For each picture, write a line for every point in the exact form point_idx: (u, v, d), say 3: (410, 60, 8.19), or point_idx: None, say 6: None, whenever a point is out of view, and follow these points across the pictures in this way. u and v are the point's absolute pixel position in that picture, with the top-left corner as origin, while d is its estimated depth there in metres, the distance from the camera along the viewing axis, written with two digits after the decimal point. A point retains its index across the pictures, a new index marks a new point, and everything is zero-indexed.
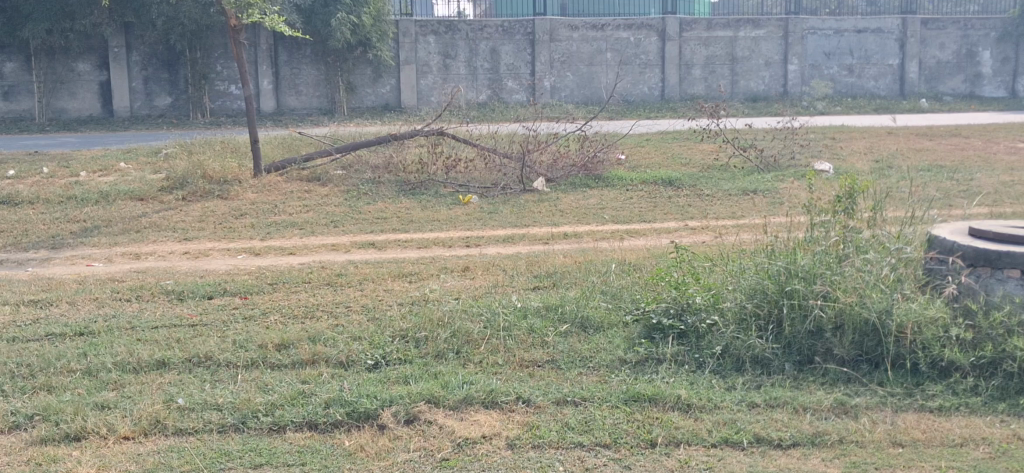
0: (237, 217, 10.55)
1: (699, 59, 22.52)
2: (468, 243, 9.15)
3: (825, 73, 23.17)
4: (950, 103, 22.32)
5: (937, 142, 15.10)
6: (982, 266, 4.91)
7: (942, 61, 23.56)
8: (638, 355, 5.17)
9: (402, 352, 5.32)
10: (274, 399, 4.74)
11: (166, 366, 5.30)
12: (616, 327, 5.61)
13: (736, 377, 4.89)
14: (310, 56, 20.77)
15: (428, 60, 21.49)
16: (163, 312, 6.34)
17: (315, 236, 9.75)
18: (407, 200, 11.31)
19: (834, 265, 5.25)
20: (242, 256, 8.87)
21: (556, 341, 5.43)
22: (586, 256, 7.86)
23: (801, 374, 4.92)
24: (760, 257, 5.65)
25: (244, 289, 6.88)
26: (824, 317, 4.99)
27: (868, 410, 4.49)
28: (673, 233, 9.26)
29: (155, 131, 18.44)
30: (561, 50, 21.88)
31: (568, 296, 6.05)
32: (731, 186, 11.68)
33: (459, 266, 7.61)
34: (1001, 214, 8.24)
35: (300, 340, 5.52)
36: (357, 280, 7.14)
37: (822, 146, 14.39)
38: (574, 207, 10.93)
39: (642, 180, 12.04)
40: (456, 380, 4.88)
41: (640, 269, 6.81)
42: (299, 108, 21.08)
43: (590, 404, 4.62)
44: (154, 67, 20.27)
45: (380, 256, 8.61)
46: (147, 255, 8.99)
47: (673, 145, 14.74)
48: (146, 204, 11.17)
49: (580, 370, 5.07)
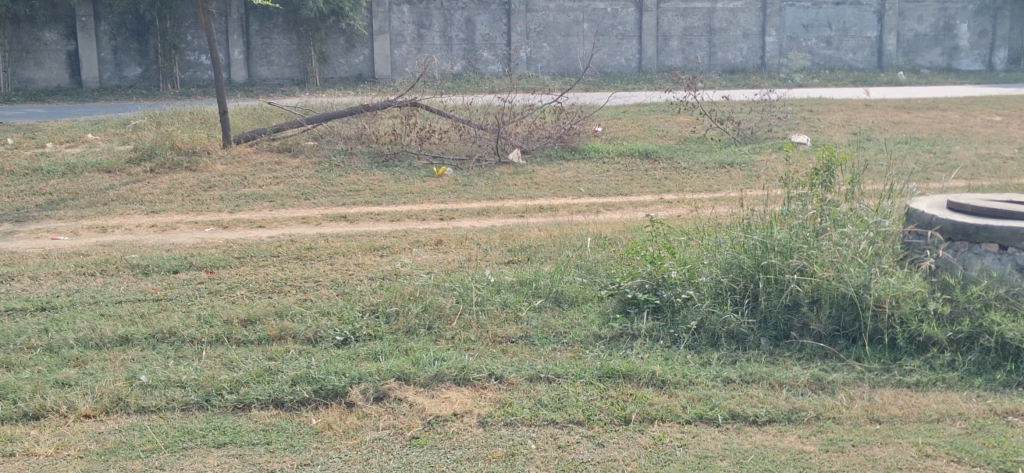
0: (206, 190, 10.36)
1: (676, 31, 22.37)
2: (442, 216, 9.02)
3: (803, 46, 23.11)
4: (926, 76, 22.37)
5: (914, 114, 15.10)
6: (960, 241, 4.90)
7: (919, 34, 23.63)
8: (613, 330, 5.09)
9: (372, 327, 5.20)
10: (239, 376, 4.61)
11: (130, 343, 5.15)
12: (590, 301, 5.52)
13: (711, 353, 4.81)
14: (282, 26, 20.44)
15: (402, 30, 21.20)
16: (128, 286, 6.19)
17: (285, 209, 9.58)
18: (380, 172, 11.14)
19: (811, 239, 5.19)
20: (210, 229, 8.70)
21: (530, 316, 5.34)
22: (562, 229, 7.77)
23: (777, 349, 4.84)
24: (736, 231, 5.57)
25: (211, 263, 6.73)
26: (800, 291, 4.92)
27: (844, 386, 4.42)
28: (648, 206, 9.18)
29: (124, 101, 18.10)
30: (537, 20, 21.68)
31: (542, 271, 5.96)
32: (708, 158, 11.62)
33: (432, 240, 7.50)
34: (977, 187, 8.23)
35: (267, 316, 5.40)
36: (328, 253, 7.02)
37: (799, 118, 14.34)
38: (549, 179, 10.82)
39: (619, 153, 11.94)
40: (427, 356, 4.78)
41: (616, 242, 6.73)
42: (271, 79, 20.77)
43: (563, 380, 4.53)
44: (123, 36, 19.87)
45: (352, 229, 8.47)
46: (114, 228, 8.80)
47: (649, 117, 14.64)
48: (113, 176, 10.94)
49: (553, 347, 4.98)
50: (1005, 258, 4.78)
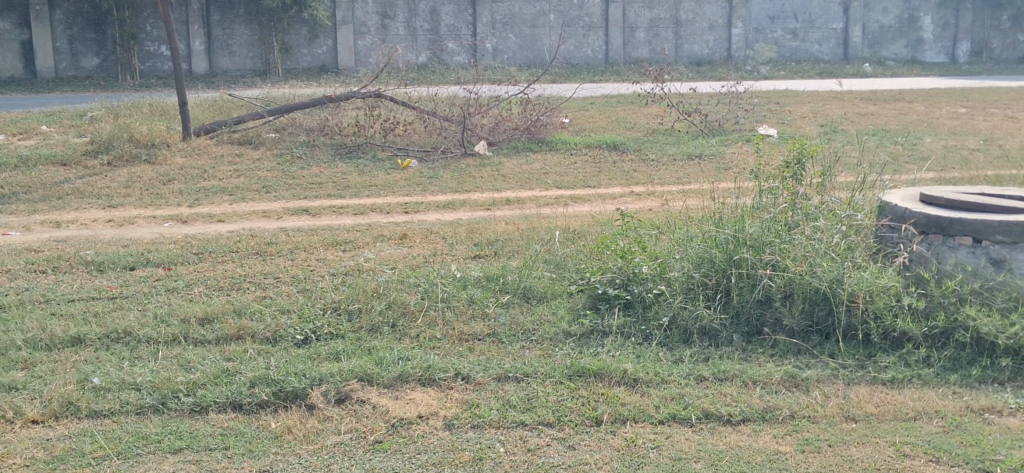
0: (165, 183, 10.10)
1: (642, 23, 22.29)
2: (407, 210, 8.84)
3: (769, 37, 23.14)
4: (890, 68, 22.48)
5: (879, 106, 15.13)
6: (934, 234, 4.83)
7: (884, 26, 23.76)
8: (583, 327, 4.96)
9: (334, 326, 5.04)
10: (196, 377, 4.41)
11: (82, 343, 4.92)
12: (559, 297, 5.40)
13: (683, 350, 4.70)
14: (244, 16, 20.10)
15: (366, 20, 20.89)
16: (81, 283, 5.96)
17: (246, 202, 9.36)
18: (344, 165, 10.94)
19: (783, 233, 5.09)
20: (168, 224, 8.45)
21: (497, 312, 5.20)
22: (529, 223, 7.62)
23: (750, 345, 4.75)
24: (708, 224, 5.47)
25: (168, 259, 6.51)
26: (773, 286, 4.83)
27: (819, 383, 4.33)
28: (616, 199, 9.06)
29: (81, 93, 17.68)
30: (503, 11, 21.51)
31: (509, 265, 5.82)
32: (675, 150, 11.53)
33: (396, 234, 7.32)
34: (945, 179, 8.21)
35: (226, 314, 5.21)
36: (288, 249, 6.83)
37: (766, 110, 14.31)
38: (516, 172, 10.68)
39: (586, 145, 11.83)
40: (391, 356, 4.62)
41: (585, 237, 6.60)
42: (232, 70, 20.43)
43: (533, 380, 4.40)
44: (79, 26, 19.40)
45: (314, 223, 8.28)
46: (68, 223, 8.52)
47: (617, 109, 14.54)
48: (69, 169, 10.63)
49: (522, 344, 4.84)
50: (978, 251, 4.71)
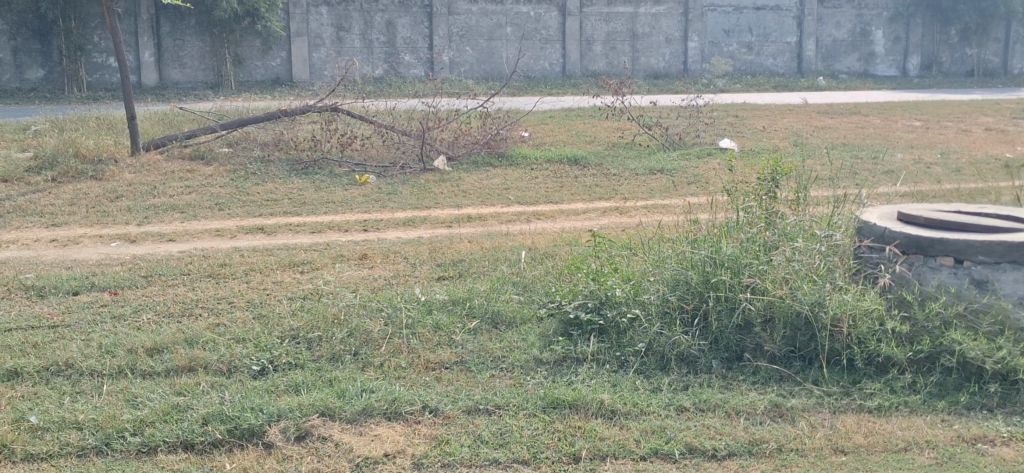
0: (112, 200, 9.71)
1: (600, 35, 22.22)
2: (366, 228, 8.56)
3: (724, 51, 23.18)
4: (845, 81, 22.64)
5: (837, 120, 15.14)
6: (915, 254, 4.68)
7: (837, 40, 23.96)
8: (555, 354, 4.74)
9: (293, 355, 4.76)
10: (144, 415, 4.10)
11: (19, 377, 4.58)
12: (529, 322, 5.16)
13: (661, 377, 4.49)
14: (195, 28, 19.67)
15: (321, 32, 20.57)
16: (20, 311, 5.58)
17: (197, 220, 9.02)
18: (299, 181, 10.62)
19: (762, 254, 4.91)
20: (116, 244, 8.08)
21: (465, 339, 4.95)
22: (494, 240, 7.42)
23: (730, 372, 4.56)
24: (682, 244, 5.28)
25: (115, 283, 6.17)
26: (753, 310, 4.65)
27: (804, 412, 4.16)
28: (581, 215, 8.85)
29: (25, 106, 17.12)
30: (459, 24, 21.32)
31: (476, 288, 5.57)
32: (637, 165, 11.38)
33: (356, 254, 7.05)
34: (912, 194, 8.12)
35: (176, 343, 4.89)
36: (243, 270, 6.53)
37: (726, 123, 14.24)
38: (477, 187, 10.45)
39: (547, 159, 11.63)
40: (353, 388, 4.35)
41: (553, 257, 6.38)
42: (183, 82, 19.99)
43: (505, 412, 4.16)
44: (24, 36, 18.80)
45: (269, 243, 7.97)
46: (8, 244, 8.12)
47: (577, 122, 14.38)
48: (10, 186, 10.19)
49: (492, 373, 4.60)
50: (960, 272, 4.57)
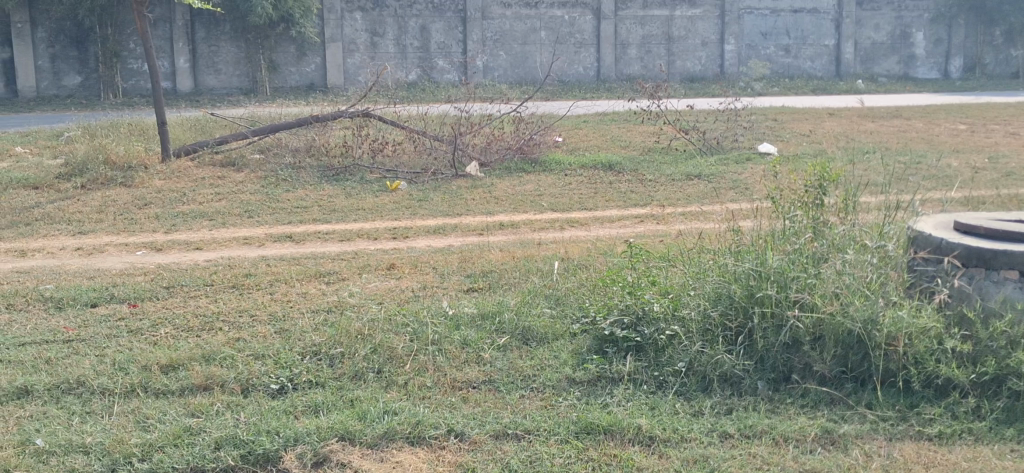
0: (141, 208, 9.58)
1: (635, 39, 21.89)
2: (396, 235, 8.35)
3: (762, 54, 22.74)
4: (886, 84, 22.08)
5: (879, 123, 14.72)
6: (976, 267, 4.32)
7: (877, 42, 23.42)
8: (589, 373, 4.47)
9: (314, 372, 4.53)
10: (154, 438, 3.89)
11: (30, 395, 4.40)
12: (562, 338, 4.89)
13: (703, 400, 4.22)
14: (230, 33, 19.65)
15: (355, 38, 20.47)
16: (37, 324, 5.41)
17: (226, 228, 8.86)
18: (330, 187, 10.45)
19: (811, 266, 4.59)
20: (141, 252, 7.93)
21: (494, 356, 4.69)
22: (526, 250, 7.17)
23: (777, 394, 4.27)
24: (725, 256, 4.98)
25: (135, 295, 5.99)
26: (801, 328, 4.34)
27: (858, 439, 3.86)
28: (616, 222, 8.58)
29: (61, 112, 17.18)
30: (493, 28, 21.11)
31: (506, 301, 5.31)
32: (673, 170, 11.06)
33: (383, 264, 6.82)
34: (963, 203, 7.74)
35: (192, 360, 4.69)
36: (267, 281, 6.32)
37: (764, 127, 13.86)
38: (509, 193, 10.19)
39: (581, 165, 11.35)
40: (375, 409, 4.11)
41: (587, 268, 6.10)
42: (217, 88, 19.99)
43: (535, 438, 3.90)
44: (61, 43, 18.87)
45: (297, 251, 7.78)
46: (34, 253, 8.00)
47: (611, 126, 14.10)
48: (41, 193, 10.11)
49: (522, 393, 4.34)
50: None
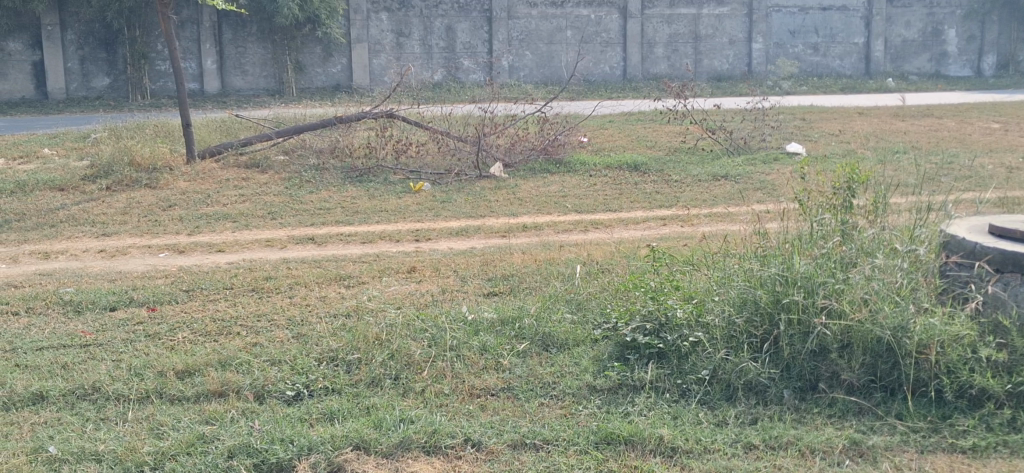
0: (165, 209, 9.58)
1: (661, 38, 21.73)
2: (418, 237, 8.28)
3: (790, 52, 22.49)
4: (916, 82, 21.75)
5: (910, 122, 14.47)
6: (1011, 273, 4.18)
7: (908, 40, 23.08)
8: (610, 381, 4.37)
9: (331, 379, 4.46)
10: (166, 446, 3.84)
11: (45, 401, 4.37)
12: (583, 344, 4.79)
13: (727, 409, 4.11)
14: (256, 35, 19.70)
15: (381, 38, 20.46)
16: (55, 328, 5.39)
17: (249, 230, 8.84)
18: (354, 189, 10.41)
19: (838, 271, 4.45)
20: (164, 255, 7.91)
21: (513, 363, 4.60)
22: (548, 253, 7.08)
23: (804, 404, 4.15)
24: (750, 260, 4.86)
25: (154, 298, 5.96)
26: (829, 336, 4.21)
27: (887, 451, 3.73)
28: (640, 224, 8.47)
29: (89, 113, 17.29)
30: (519, 28, 21.02)
31: (527, 306, 5.21)
32: (699, 171, 10.92)
33: (405, 267, 6.76)
34: (997, 204, 7.55)
35: (209, 365, 4.64)
36: (287, 284, 6.27)
37: (792, 127, 13.67)
38: (533, 195, 10.09)
39: (606, 166, 11.24)
40: (391, 417, 4.04)
41: (610, 271, 5.99)
42: (244, 90, 20.05)
43: (553, 448, 3.81)
44: (90, 45, 18.98)
45: (319, 253, 7.75)
46: (58, 255, 8.01)
47: (637, 126, 13.97)
48: (66, 195, 10.15)
49: (541, 401, 4.25)
50: None
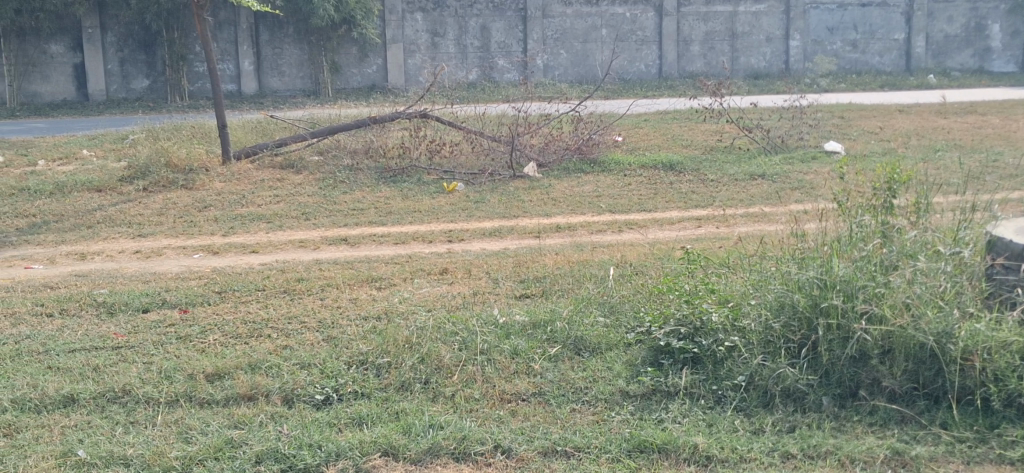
0: (200, 210, 9.63)
1: (698, 35, 21.52)
2: (451, 238, 8.22)
3: (828, 50, 22.17)
4: (959, 79, 21.34)
5: (952, 120, 14.18)
6: None
7: (950, 35, 22.62)
8: (644, 386, 4.28)
9: (360, 383, 4.42)
10: (195, 451, 3.83)
11: (76, 404, 4.38)
12: (617, 348, 4.71)
13: (764, 417, 4.01)
14: (293, 36, 19.80)
15: (416, 38, 20.48)
16: (88, 330, 5.41)
17: (283, 230, 8.85)
18: (387, 189, 10.39)
19: (879, 275, 4.32)
20: (198, 255, 7.93)
21: (545, 367, 4.53)
22: (581, 254, 7.00)
23: (844, 411, 4.04)
24: (787, 263, 4.74)
25: (186, 299, 5.96)
26: (869, 341, 4.09)
27: (930, 462, 3.62)
28: (675, 224, 8.37)
29: (128, 115, 17.46)
30: (554, 26, 20.93)
31: (558, 309, 5.14)
32: (736, 170, 10.77)
33: (437, 268, 6.71)
34: None
35: (238, 368, 4.62)
36: (318, 286, 6.24)
37: (830, 125, 13.45)
38: (567, 195, 10.00)
39: (642, 165, 11.13)
40: (420, 423, 3.98)
41: (643, 274, 5.89)
42: (281, 90, 20.15)
43: (585, 456, 3.73)
44: (130, 48, 19.16)
45: (351, 254, 7.73)
46: (93, 256, 8.06)
47: (673, 125, 13.83)
48: (104, 196, 10.23)
49: (572, 407, 4.17)
50: None
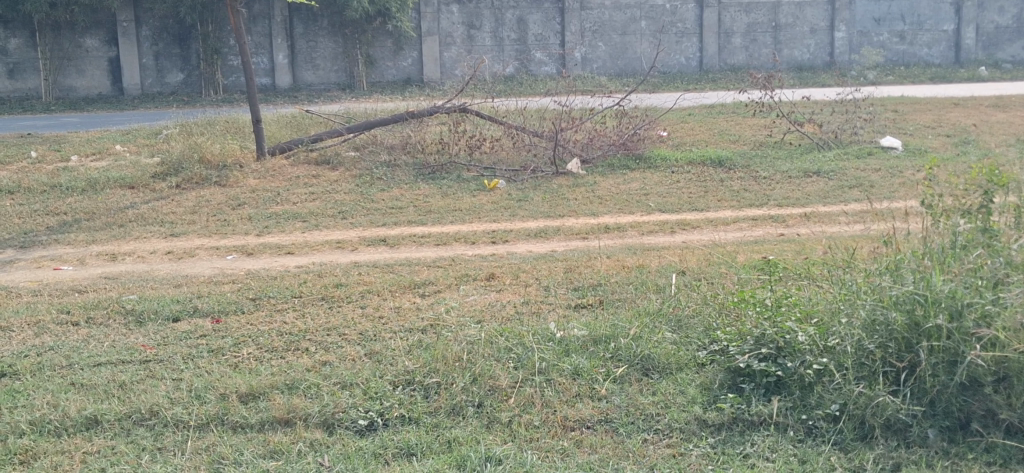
0: (234, 208, 9.29)
1: (739, 27, 20.89)
2: (495, 239, 7.80)
3: (875, 41, 21.41)
4: (1012, 71, 20.53)
5: (1012, 113, 13.54)
6: None
7: (1001, 26, 21.83)
8: (723, 415, 3.85)
9: (407, 406, 4.02)
10: None
11: (99, 426, 4.01)
12: (688, 369, 4.28)
13: (864, 453, 3.59)
14: (327, 28, 19.45)
15: (452, 31, 20.09)
16: (115, 341, 5.05)
17: (319, 230, 8.47)
18: (426, 186, 9.99)
19: (988, 290, 3.82)
20: (231, 257, 7.57)
21: (611, 391, 4.10)
22: (637, 258, 6.54)
23: (954, 448, 3.61)
24: (878, 275, 4.25)
25: (218, 308, 5.59)
26: (983, 366, 3.63)
27: None
28: (729, 224, 7.87)
29: (161, 109, 17.20)
30: (592, 18, 20.42)
31: (619, 322, 4.69)
32: (789, 166, 10.27)
33: (484, 273, 6.29)
34: None
35: (274, 388, 4.23)
36: (358, 292, 5.85)
37: (886, 119, 12.87)
38: (614, 192, 9.56)
39: (689, 161, 10.65)
40: (476, 455, 3.58)
41: (711, 283, 5.43)
42: (316, 84, 19.83)
43: None
44: (164, 41, 18.90)
45: (390, 256, 7.34)
46: (123, 256, 7.73)
47: (719, 119, 13.32)
48: (135, 193, 9.92)
49: (644, 437, 3.75)
50: None
